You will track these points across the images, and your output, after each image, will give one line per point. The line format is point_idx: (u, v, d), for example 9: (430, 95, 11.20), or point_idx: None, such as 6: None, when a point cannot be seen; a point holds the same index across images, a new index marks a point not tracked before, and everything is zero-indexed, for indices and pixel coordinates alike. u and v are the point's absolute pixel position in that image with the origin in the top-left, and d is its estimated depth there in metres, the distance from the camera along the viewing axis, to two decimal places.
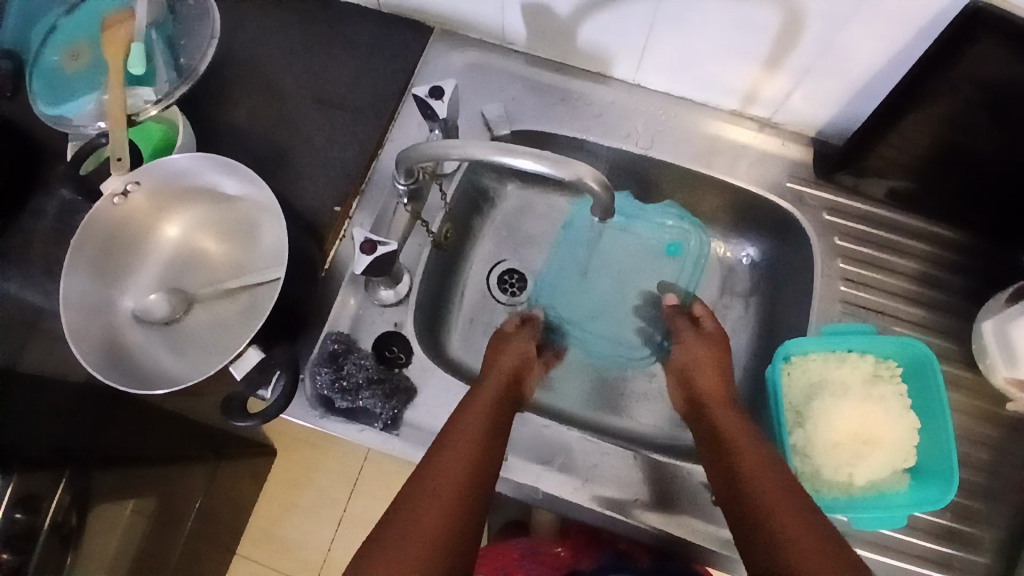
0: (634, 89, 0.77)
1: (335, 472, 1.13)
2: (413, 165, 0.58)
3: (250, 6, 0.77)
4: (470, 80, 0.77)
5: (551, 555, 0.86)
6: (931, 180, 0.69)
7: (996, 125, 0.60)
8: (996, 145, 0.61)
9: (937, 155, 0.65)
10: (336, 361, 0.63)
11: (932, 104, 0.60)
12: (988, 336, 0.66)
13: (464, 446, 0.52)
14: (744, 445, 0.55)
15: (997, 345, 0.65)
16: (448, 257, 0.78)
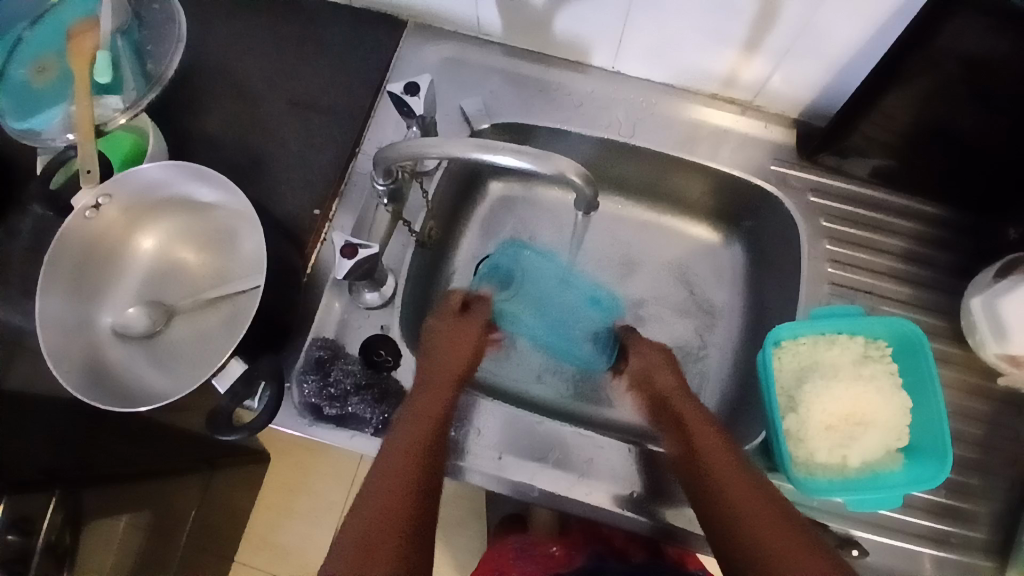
0: (613, 78, 0.76)
1: (329, 478, 1.12)
2: (391, 165, 0.57)
3: (217, 9, 0.76)
4: (447, 75, 0.75)
5: (545, 555, 0.84)
6: (911, 158, 0.68)
7: (977, 101, 0.59)
8: (979, 123, 0.61)
9: (918, 134, 0.65)
10: (322, 368, 0.62)
11: (912, 82, 0.60)
12: (977, 312, 0.66)
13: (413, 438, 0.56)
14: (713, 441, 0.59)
15: (986, 321, 0.65)
16: (432, 256, 0.77)
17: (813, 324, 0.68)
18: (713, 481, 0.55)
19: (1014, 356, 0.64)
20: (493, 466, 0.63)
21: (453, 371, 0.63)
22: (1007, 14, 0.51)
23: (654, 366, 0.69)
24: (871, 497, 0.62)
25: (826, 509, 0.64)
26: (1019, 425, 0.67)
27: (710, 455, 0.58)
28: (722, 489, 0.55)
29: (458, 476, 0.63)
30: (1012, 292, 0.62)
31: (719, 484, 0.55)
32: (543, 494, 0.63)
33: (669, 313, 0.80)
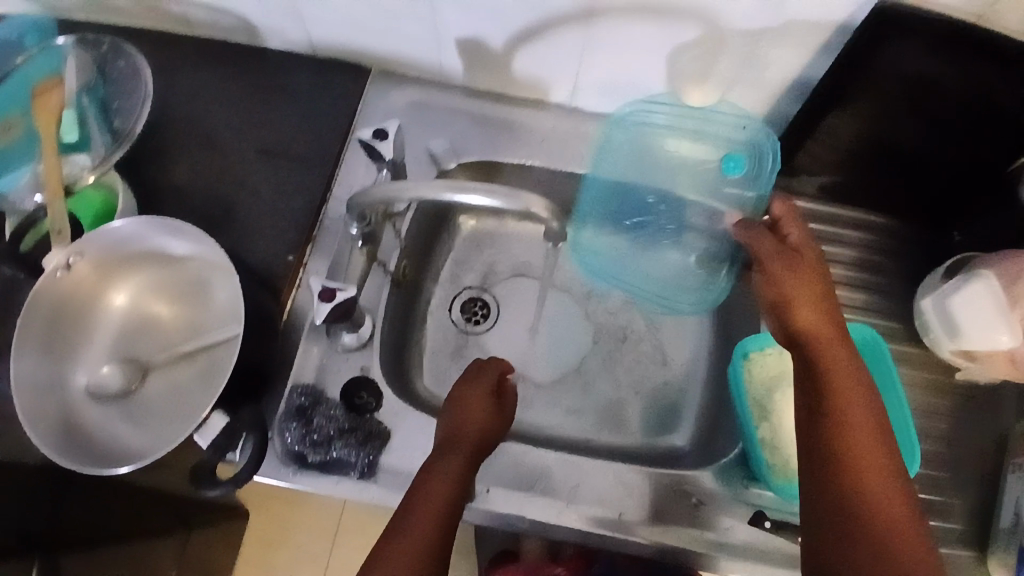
0: (572, 113, 0.80)
1: (310, 529, 1.10)
2: (365, 209, 0.59)
3: (184, 64, 0.77)
4: (412, 117, 0.77)
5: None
6: (856, 174, 0.73)
7: (914, 118, 0.64)
8: (919, 137, 0.66)
9: (862, 151, 0.70)
10: (304, 415, 0.62)
11: (853, 104, 0.65)
12: (928, 313, 0.69)
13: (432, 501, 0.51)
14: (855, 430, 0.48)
15: (937, 320, 0.69)
16: (407, 294, 0.77)
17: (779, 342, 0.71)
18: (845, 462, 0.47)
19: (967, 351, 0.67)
20: (481, 500, 0.63)
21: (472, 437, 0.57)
22: (937, 35, 0.56)
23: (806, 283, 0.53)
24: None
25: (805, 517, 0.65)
26: (980, 419, 0.70)
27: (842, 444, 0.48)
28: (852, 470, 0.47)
29: None
30: (958, 291, 0.65)
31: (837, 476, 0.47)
32: (533, 523, 0.63)
33: (643, 335, 0.82)
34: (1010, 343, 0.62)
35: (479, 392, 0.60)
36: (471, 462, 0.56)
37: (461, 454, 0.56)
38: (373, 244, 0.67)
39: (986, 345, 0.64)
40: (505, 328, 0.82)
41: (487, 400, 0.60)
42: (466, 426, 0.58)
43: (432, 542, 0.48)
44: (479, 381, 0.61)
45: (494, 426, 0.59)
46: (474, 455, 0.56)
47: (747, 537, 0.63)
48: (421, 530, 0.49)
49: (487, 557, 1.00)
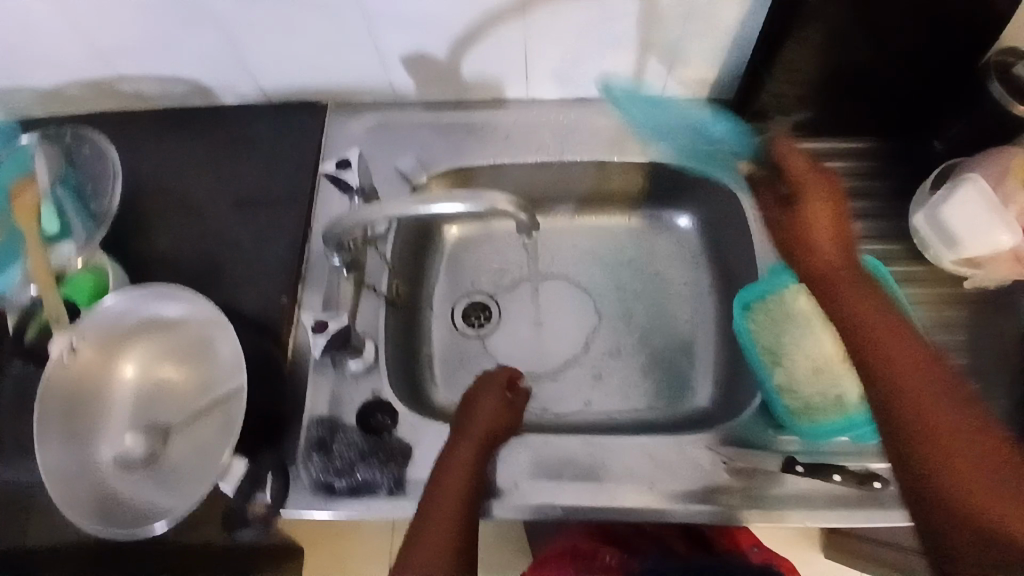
0: (531, 104, 0.80)
1: (365, 558, 1.14)
2: (341, 239, 0.60)
3: (150, 136, 0.79)
4: (375, 141, 0.78)
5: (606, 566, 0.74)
6: (826, 102, 0.73)
7: (868, 32, 0.63)
8: (878, 49, 0.65)
9: (826, 77, 0.69)
10: (324, 446, 0.63)
11: (805, 35, 0.63)
12: (921, 227, 0.65)
13: (448, 500, 0.55)
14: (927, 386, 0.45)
15: (933, 232, 0.64)
16: (405, 312, 0.78)
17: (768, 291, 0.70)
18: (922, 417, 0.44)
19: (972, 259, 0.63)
20: (513, 498, 0.63)
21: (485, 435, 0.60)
22: None
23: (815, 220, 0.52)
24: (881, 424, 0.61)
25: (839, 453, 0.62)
26: (999, 321, 0.69)
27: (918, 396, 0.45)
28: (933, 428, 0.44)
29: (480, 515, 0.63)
30: (953, 194, 0.61)
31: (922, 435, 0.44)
32: (567, 511, 0.63)
33: (646, 307, 0.82)
34: (1008, 238, 0.59)
35: (486, 396, 0.62)
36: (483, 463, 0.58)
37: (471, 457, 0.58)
38: (359, 269, 0.68)
39: (985, 248, 0.61)
40: (509, 328, 0.82)
41: (497, 403, 0.62)
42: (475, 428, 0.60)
43: (450, 547, 0.53)
44: (487, 386, 0.63)
45: (505, 426, 0.61)
46: (484, 453, 0.59)
47: (787, 483, 0.62)
48: (440, 538, 0.53)
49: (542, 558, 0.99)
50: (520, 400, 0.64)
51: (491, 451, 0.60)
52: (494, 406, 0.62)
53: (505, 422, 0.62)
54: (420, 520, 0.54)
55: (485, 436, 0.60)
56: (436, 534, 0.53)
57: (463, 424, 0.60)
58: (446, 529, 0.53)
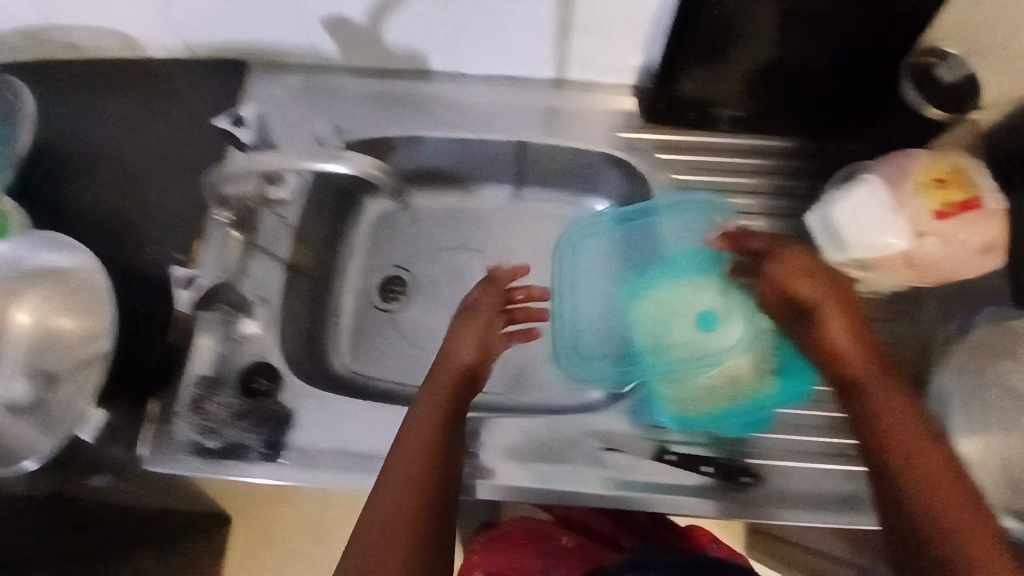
0: (460, 79, 0.78)
1: (299, 517, 1.21)
2: (222, 192, 0.60)
3: (64, 79, 0.77)
4: (289, 106, 0.77)
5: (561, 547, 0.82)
6: (758, 94, 0.71)
7: (796, 27, 0.61)
8: (807, 46, 0.63)
9: (758, 69, 0.67)
10: (198, 405, 0.64)
11: (729, 24, 0.61)
12: (812, 225, 0.64)
13: (412, 447, 0.54)
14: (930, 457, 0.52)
15: (821, 231, 0.63)
16: (314, 280, 0.78)
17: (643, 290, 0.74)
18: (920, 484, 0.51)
19: (860, 261, 0.61)
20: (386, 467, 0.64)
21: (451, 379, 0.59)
22: None
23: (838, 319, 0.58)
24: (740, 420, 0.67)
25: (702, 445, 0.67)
26: (885, 330, 0.71)
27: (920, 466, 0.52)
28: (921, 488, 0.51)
29: (350, 484, 0.64)
30: (846, 194, 0.60)
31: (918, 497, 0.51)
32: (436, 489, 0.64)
33: None
34: (898, 242, 0.58)
35: (457, 323, 0.63)
36: (456, 410, 0.57)
37: (442, 392, 0.58)
38: (246, 229, 0.69)
39: (873, 251, 0.60)
40: (424, 304, 0.83)
41: (465, 336, 0.62)
42: (452, 361, 0.60)
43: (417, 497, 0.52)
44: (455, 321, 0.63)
45: (478, 355, 0.61)
46: (456, 396, 0.58)
47: (645, 472, 0.66)
48: (405, 485, 0.52)
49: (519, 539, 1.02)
50: (495, 339, 0.63)
51: (469, 384, 0.60)
52: (470, 351, 0.61)
53: (482, 367, 0.61)
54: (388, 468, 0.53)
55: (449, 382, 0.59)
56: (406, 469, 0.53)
57: (438, 361, 0.60)
58: (416, 466, 0.53)
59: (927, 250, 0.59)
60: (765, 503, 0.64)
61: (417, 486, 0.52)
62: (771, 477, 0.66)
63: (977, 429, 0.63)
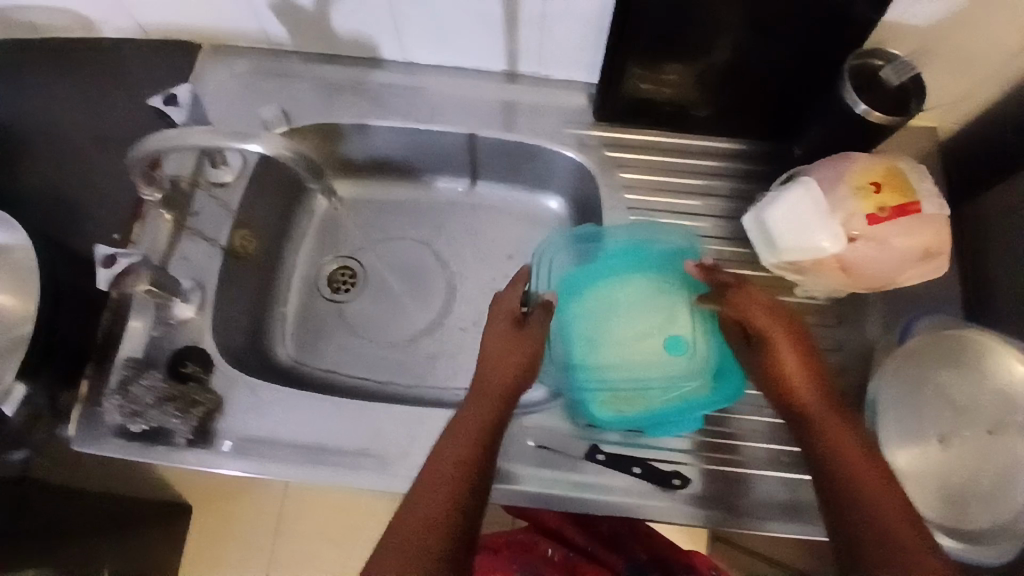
0: (410, 68, 0.78)
1: (254, 517, 1.15)
2: (143, 172, 0.58)
3: (14, 58, 0.77)
4: (236, 90, 0.76)
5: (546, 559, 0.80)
6: (705, 92, 0.71)
7: (731, 16, 0.61)
8: (746, 41, 0.64)
9: (699, 65, 0.68)
10: (123, 387, 0.63)
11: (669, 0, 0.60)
12: (750, 229, 0.66)
13: (456, 451, 0.54)
14: (869, 474, 0.54)
15: (759, 236, 0.65)
16: (259, 267, 0.78)
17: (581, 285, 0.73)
18: (863, 497, 0.53)
19: (794, 265, 0.62)
20: (312, 457, 0.64)
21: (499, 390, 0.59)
22: None
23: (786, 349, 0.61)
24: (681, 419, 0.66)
25: (630, 446, 0.67)
26: (827, 335, 0.70)
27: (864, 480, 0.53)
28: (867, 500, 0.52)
29: (277, 472, 0.63)
30: (777, 199, 0.62)
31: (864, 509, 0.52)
32: (361, 481, 0.63)
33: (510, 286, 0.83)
34: (832, 247, 0.58)
35: (497, 334, 0.62)
36: (499, 421, 0.57)
37: (487, 406, 0.58)
38: (178, 209, 0.70)
39: (809, 255, 0.60)
40: (373, 295, 0.83)
41: (509, 343, 0.62)
42: (494, 375, 0.60)
43: (456, 499, 0.51)
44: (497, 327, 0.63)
45: (521, 370, 0.61)
46: (501, 406, 0.58)
47: (577, 471, 0.65)
48: (441, 488, 0.51)
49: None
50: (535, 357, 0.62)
51: (509, 400, 0.59)
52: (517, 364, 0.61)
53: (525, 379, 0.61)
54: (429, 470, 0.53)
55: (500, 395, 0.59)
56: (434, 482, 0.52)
57: (481, 370, 0.61)
58: (447, 480, 0.52)
59: (862, 257, 0.58)
60: (696, 506, 0.64)
61: (446, 502, 0.50)
62: (704, 478, 0.65)
63: (910, 437, 0.62)
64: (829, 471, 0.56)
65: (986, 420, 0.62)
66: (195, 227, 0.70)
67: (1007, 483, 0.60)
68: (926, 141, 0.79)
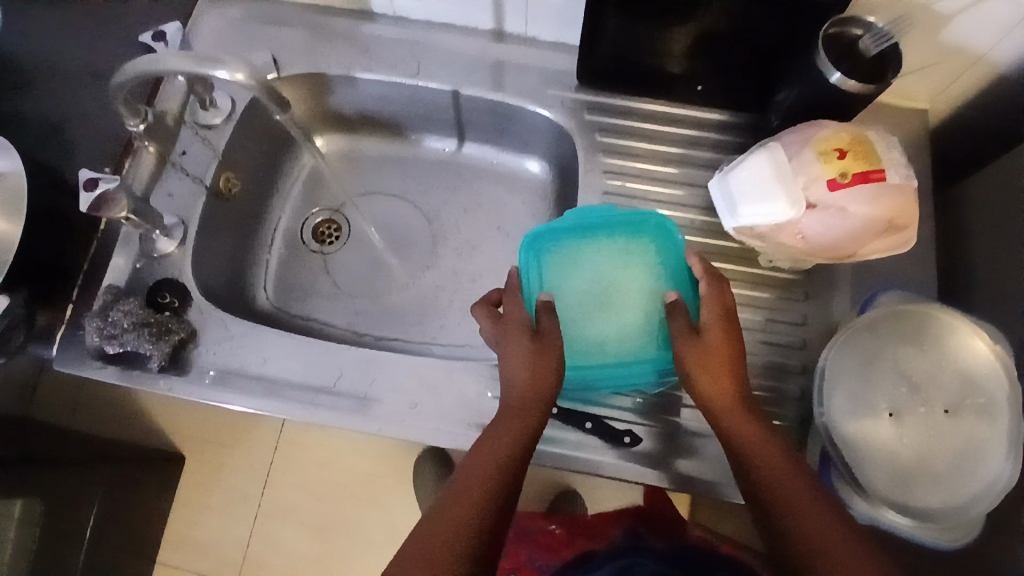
0: (398, 22, 0.79)
1: (241, 471, 1.07)
2: (126, 100, 0.61)
3: None
4: (230, 37, 0.79)
5: (546, 533, 0.89)
6: (683, 58, 0.72)
7: None
8: (717, 11, 0.65)
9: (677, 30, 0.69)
10: (103, 311, 0.66)
11: None
12: (715, 192, 0.68)
13: (483, 462, 0.54)
14: (792, 486, 0.52)
15: (722, 201, 0.67)
16: (245, 211, 0.81)
17: (542, 251, 0.71)
18: (790, 515, 0.51)
19: (756, 230, 0.63)
20: (273, 391, 0.66)
21: (523, 398, 0.58)
22: None
23: (707, 359, 0.58)
24: (654, 371, 0.66)
25: (580, 402, 0.67)
26: (792, 307, 0.71)
27: (789, 496, 0.52)
28: (796, 519, 0.50)
29: (241, 402, 0.66)
30: (740, 162, 0.64)
31: (791, 528, 0.50)
32: (319, 415, 0.65)
33: (489, 245, 0.84)
34: (789, 213, 0.58)
35: (517, 343, 0.59)
36: (526, 437, 0.56)
37: (517, 419, 0.57)
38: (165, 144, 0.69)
39: (767, 220, 0.61)
40: (355, 248, 0.85)
41: (526, 349, 0.59)
42: (518, 386, 0.58)
43: (478, 511, 0.50)
44: (513, 333, 0.61)
45: (553, 380, 0.59)
46: (529, 417, 0.57)
47: None
48: (465, 501, 0.51)
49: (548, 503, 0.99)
50: (546, 360, 0.59)
51: (543, 413, 0.58)
52: (548, 373, 0.58)
53: (551, 390, 0.59)
54: (458, 482, 0.53)
55: (529, 407, 0.57)
56: (467, 492, 0.51)
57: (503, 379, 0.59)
58: (476, 490, 0.52)
59: (820, 224, 0.58)
60: (641, 466, 0.65)
61: (473, 509, 0.50)
62: (652, 438, 0.66)
63: (863, 410, 0.61)
64: (751, 486, 0.54)
65: (944, 400, 0.61)
66: (182, 165, 0.74)
67: (963, 464, 0.59)
68: (915, 122, 0.77)
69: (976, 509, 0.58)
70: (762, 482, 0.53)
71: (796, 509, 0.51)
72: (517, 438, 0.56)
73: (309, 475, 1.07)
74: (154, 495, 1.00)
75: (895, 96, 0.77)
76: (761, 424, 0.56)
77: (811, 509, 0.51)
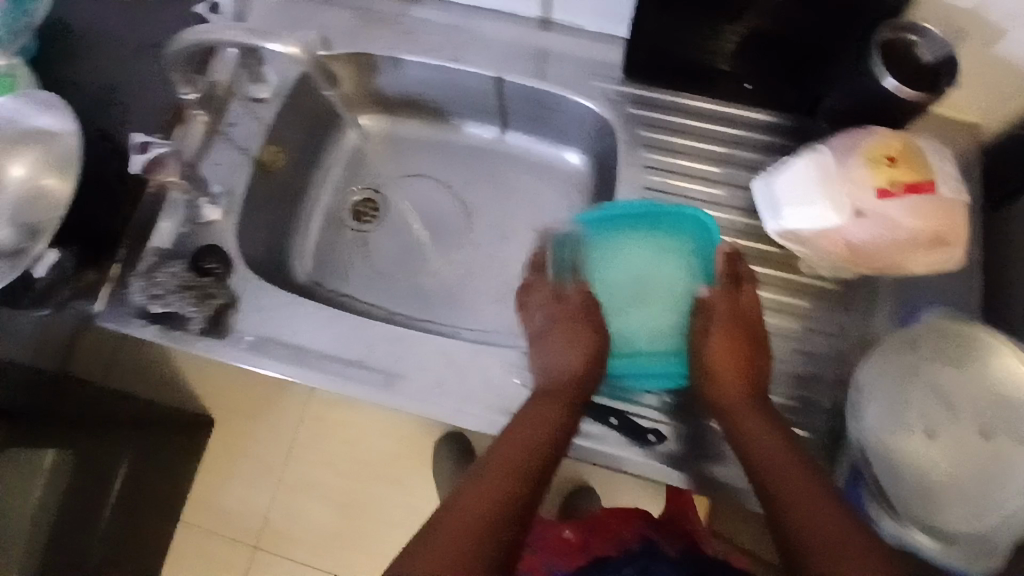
0: (446, 7, 0.80)
1: (267, 440, 1.10)
2: (178, 67, 0.63)
3: None
4: (282, 12, 0.80)
5: (561, 539, 0.86)
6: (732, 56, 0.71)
7: None
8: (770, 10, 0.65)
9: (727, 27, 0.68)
10: (152, 272, 0.69)
11: None
12: (755, 192, 0.66)
13: (519, 434, 0.57)
14: (794, 478, 0.53)
15: (762, 201, 0.65)
16: (286, 184, 0.82)
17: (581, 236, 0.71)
18: (787, 499, 0.52)
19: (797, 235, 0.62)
20: (306, 362, 0.68)
21: (564, 382, 0.62)
22: None
23: (722, 358, 0.62)
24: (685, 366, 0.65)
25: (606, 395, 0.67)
26: (827, 316, 0.70)
27: (789, 483, 0.53)
28: (791, 502, 0.52)
29: (275, 369, 0.67)
30: (783, 165, 0.63)
31: (787, 509, 0.52)
32: (349, 388, 0.67)
33: (523, 233, 0.84)
34: (835, 219, 0.58)
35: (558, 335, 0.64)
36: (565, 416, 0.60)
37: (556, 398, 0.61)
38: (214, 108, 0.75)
39: (810, 225, 0.60)
40: (391, 228, 0.86)
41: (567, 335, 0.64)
42: (558, 370, 0.62)
43: (511, 472, 0.54)
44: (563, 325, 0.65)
45: (590, 367, 0.63)
46: (569, 401, 0.61)
47: None
48: (502, 462, 0.55)
49: (563, 498, 0.99)
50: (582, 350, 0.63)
51: (582, 396, 0.62)
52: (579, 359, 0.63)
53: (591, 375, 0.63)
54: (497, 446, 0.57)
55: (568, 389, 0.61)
56: (503, 456, 0.55)
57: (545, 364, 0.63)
58: (511, 455, 0.55)
59: (865, 232, 0.57)
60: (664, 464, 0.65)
61: (504, 470, 0.54)
62: None
63: (895, 427, 0.61)
64: (756, 476, 0.56)
65: (979, 424, 0.60)
66: (230, 136, 0.75)
67: (994, 490, 0.58)
68: (967, 136, 0.76)
69: (1001, 538, 0.57)
70: (761, 470, 0.55)
71: (795, 494, 0.52)
72: (551, 414, 0.59)
73: (331, 450, 1.09)
74: (183, 457, 1.04)
75: (947, 108, 0.75)
76: (770, 420, 0.59)
77: (810, 495, 0.52)
